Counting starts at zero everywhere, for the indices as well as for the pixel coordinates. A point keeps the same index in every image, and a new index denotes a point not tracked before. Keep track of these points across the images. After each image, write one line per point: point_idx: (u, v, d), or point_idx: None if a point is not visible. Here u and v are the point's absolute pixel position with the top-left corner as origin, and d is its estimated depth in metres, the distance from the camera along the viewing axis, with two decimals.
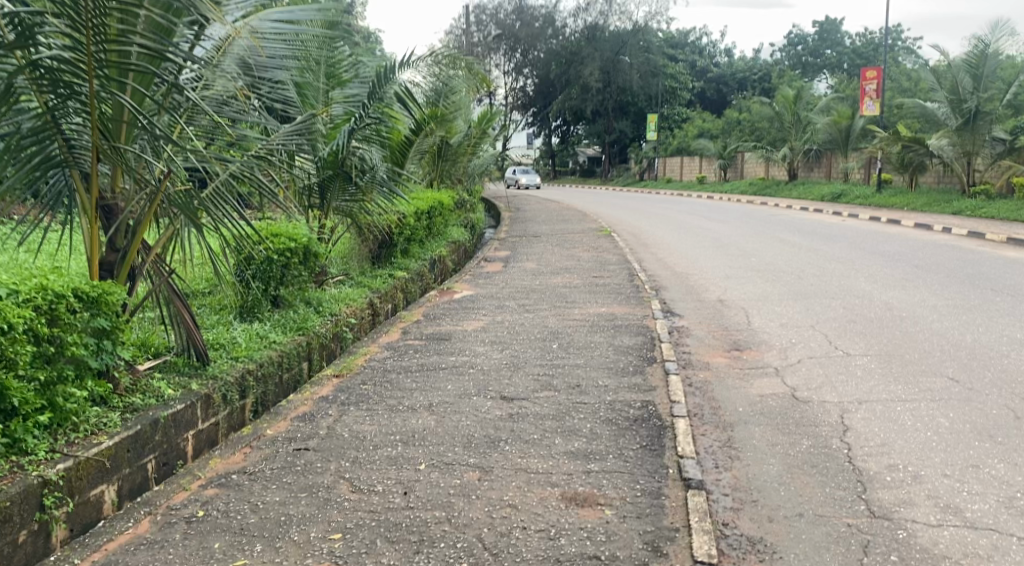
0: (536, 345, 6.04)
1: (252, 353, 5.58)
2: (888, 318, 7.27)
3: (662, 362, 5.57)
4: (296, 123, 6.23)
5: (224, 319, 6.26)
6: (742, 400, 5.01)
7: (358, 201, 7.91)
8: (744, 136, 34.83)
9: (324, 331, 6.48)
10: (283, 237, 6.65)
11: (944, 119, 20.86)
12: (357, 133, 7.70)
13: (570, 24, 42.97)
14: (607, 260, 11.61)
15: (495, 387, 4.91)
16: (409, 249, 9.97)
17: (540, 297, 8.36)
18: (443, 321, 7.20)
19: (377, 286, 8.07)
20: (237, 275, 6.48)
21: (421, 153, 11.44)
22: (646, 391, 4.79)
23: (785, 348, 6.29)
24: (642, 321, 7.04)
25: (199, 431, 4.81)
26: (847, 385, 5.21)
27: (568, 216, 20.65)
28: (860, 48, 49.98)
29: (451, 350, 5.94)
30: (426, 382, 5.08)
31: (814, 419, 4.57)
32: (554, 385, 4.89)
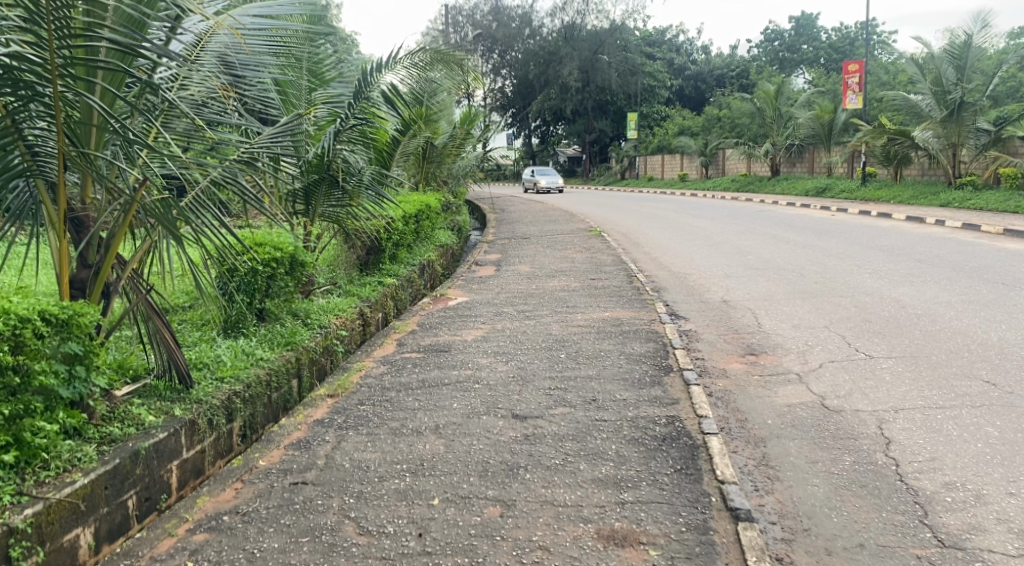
0: (543, 355, 5.66)
1: (237, 373, 5.21)
2: (904, 316, 6.97)
3: (679, 370, 5.23)
4: (282, 124, 5.83)
5: (207, 336, 5.87)
6: (769, 410, 4.67)
7: (345, 207, 7.48)
8: (725, 132, 34.64)
9: (314, 345, 6.08)
10: (267, 246, 6.25)
11: (927, 111, 20.62)
12: (341, 135, 7.31)
13: (548, 24, 42.64)
14: (602, 261, 11.26)
15: (505, 404, 4.53)
16: (397, 254, 9.57)
17: (539, 302, 8.00)
18: (440, 330, 6.81)
19: (366, 295, 7.69)
20: (220, 287, 6.08)
21: (406, 156, 11.03)
22: (668, 404, 4.43)
23: (803, 351, 5.97)
24: (650, 326, 6.69)
25: (184, 460, 4.43)
26: (879, 391, 4.90)
27: (555, 216, 20.29)
28: (837, 43, 50.02)
29: (453, 363, 5.56)
30: (429, 400, 4.70)
31: (851, 431, 4.24)
32: (569, 401, 4.53)
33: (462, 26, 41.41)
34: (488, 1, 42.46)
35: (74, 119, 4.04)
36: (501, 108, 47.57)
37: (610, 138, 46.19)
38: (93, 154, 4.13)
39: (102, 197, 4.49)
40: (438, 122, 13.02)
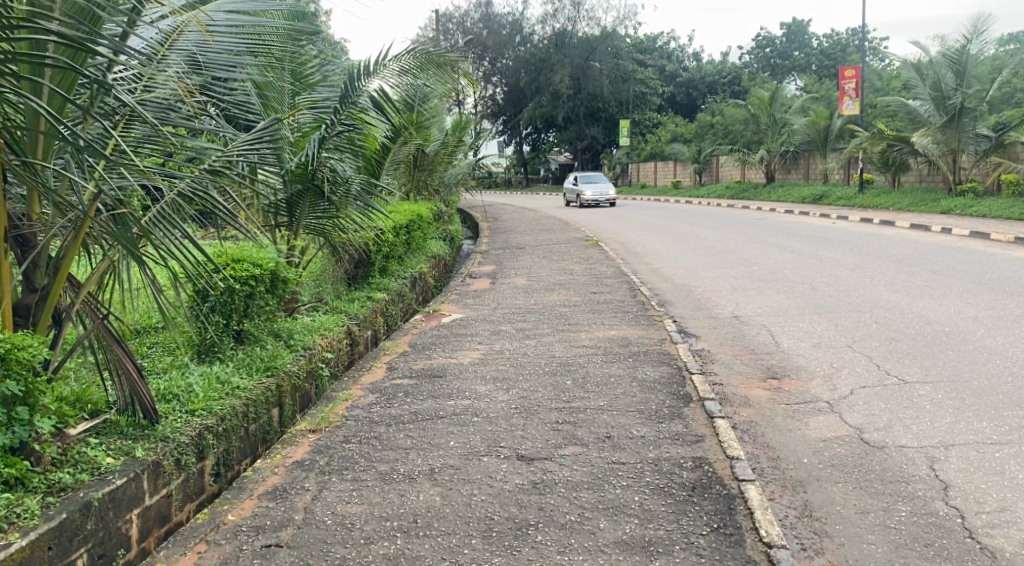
0: (547, 382, 5.14)
1: (209, 405, 4.70)
2: (933, 334, 6.50)
3: (700, 400, 4.73)
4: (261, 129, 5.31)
5: (179, 362, 5.38)
6: (804, 447, 4.20)
7: (331, 218, 6.92)
8: (719, 139, 34.22)
9: (296, 370, 5.58)
10: (245, 263, 5.72)
11: (927, 116, 20.20)
12: (326, 142, 6.84)
13: (539, 31, 42.15)
14: (602, 273, 10.76)
15: (508, 442, 4.02)
16: (388, 266, 9.09)
17: (539, 319, 7.50)
18: (434, 352, 6.29)
19: (354, 312, 7.18)
20: (192, 309, 5.57)
21: (396, 164, 10.55)
22: (693, 443, 3.94)
23: (830, 376, 5.50)
24: (661, 347, 6.19)
25: (146, 508, 3.92)
26: (921, 423, 4.42)
27: (551, 225, 19.86)
28: (828, 50, 49.69)
29: (450, 391, 5.05)
30: (424, 437, 4.18)
31: (901, 472, 3.77)
32: (580, 439, 4.03)
33: (452, 34, 40.96)
34: (478, 9, 41.93)
35: (14, 124, 3.52)
36: (492, 115, 47.08)
37: (602, 145, 45.76)
38: (39, 164, 3.62)
39: (50, 212, 3.97)
40: (430, 129, 12.54)
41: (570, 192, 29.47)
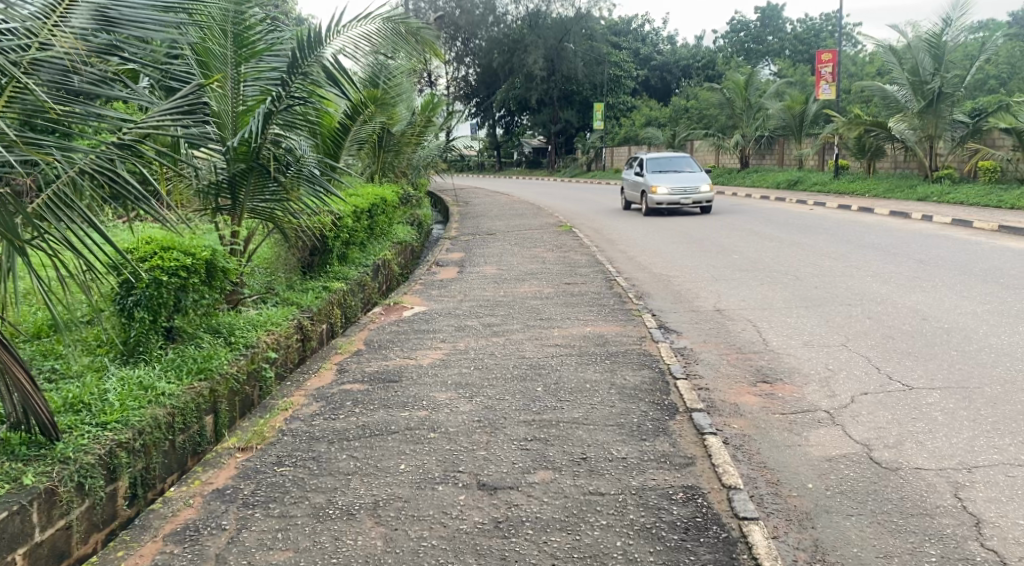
0: (515, 389, 4.57)
1: (125, 416, 4.08)
2: (931, 331, 6.04)
3: (687, 412, 4.18)
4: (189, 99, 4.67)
5: (97, 364, 4.75)
6: (807, 469, 3.67)
7: (280, 201, 6.23)
8: (693, 124, 33.77)
9: (234, 372, 4.96)
10: (174, 253, 5.06)
11: (904, 102, 19.79)
12: (274, 117, 6.14)
13: (512, 12, 41.11)
14: (576, 262, 10.19)
15: (468, 467, 3.44)
16: (347, 254, 8.46)
17: (508, 313, 6.93)
18: (391, 351, 5.68)
19: (307, 304, 6.54)
20: (116, 303, 4.95)
21: (357, 144, 9.92)
22: (682, 468, 3.39)
23: (827, 380, 4.99)
24: (641, 347, 5.64)
25: (37, 545, 3.33)
26: (937, 440, 3.90)
27: (522, 210, 19.22)
28: (802, 35, 49.19)
29: (405, 400, 4.45)
30: (371, 458, 3.60)
31: (921, 500, 3.28)
32: (552, 461, 3.47)
33: (423, 13, 39.92)
34: None
35: None
36: (464, 97, 46.21)
37: (576, 129, 45.10)
38: None
39: None
40: (396, 108, 11.88)
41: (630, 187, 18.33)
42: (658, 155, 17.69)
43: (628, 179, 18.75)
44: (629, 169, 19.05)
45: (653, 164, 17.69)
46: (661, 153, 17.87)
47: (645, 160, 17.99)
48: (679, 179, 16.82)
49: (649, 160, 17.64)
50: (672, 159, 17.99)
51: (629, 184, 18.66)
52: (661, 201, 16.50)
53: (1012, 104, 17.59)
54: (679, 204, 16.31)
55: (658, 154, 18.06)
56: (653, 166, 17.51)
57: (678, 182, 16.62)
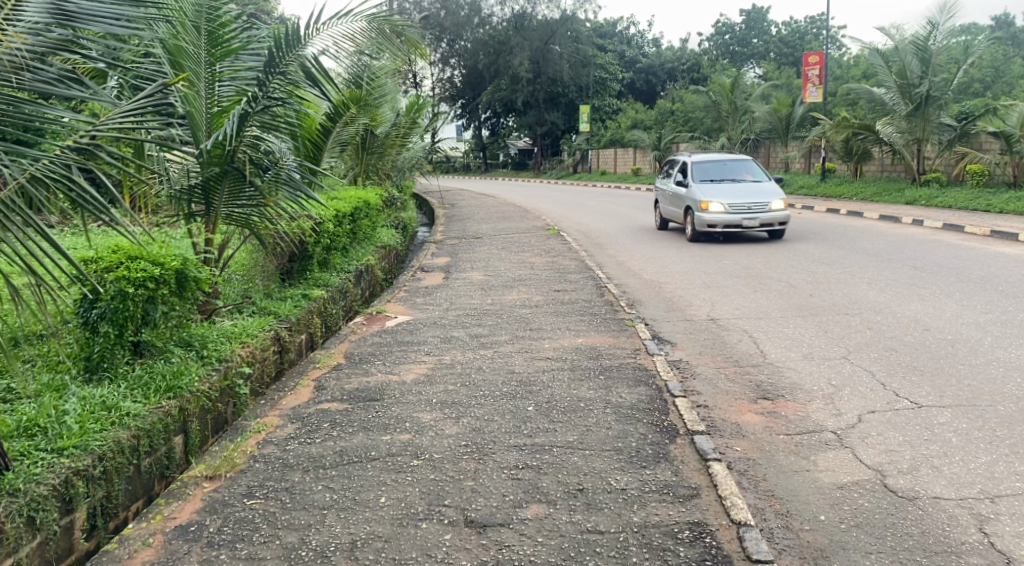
0: (504, 409, 4.29)
1: (85, 440, 3.78)
2: (936, 343, 5.82)
3: (688, 435, 3.92)
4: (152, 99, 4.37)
5: (57, 382, 4.44)
6: (818, 498, 3.42)
7: (256, 206, 5.95)
8: (680, 127, 33.55)
9: (205, 389, 4.65)
10: (141, 263, 4.74)
11: (892, 105, 19.47)
12: (250, 119, 5.84)
13: (497, 12, 40.73)
14: (565, 268, 9.93)
15: (454, 500, 3.19)
16: (329, 260, 8.16)
17: (496, 323, 6.66)
18: (372, 366, 5.39)
19: (285, 313, 6.25)
20: (80, 316, 4.63)
21: (339, 146, 9.62)
22: (686, 501, 3.15)
23: (832, 397, 4.75)
24: (635, 361, 5.37)
25: None
26: (954, 464, 3.68)
27: (509, 213, 18.94)
28: (786, 38, 49.19)
29: (386, 422, 4.17)
30: (351, 490, 3.33)
31: (945, 535, 3.07)
32: (546, 493, 3.21)
33: None
34: None
35: None
36: (449, 99, 45.85)
37: (562, 131, 44.79)
38: None
39: None
40: (380, 109, 11.57)
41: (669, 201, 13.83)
42: (704, 157, 13.25)
43: (663, 189, 14.29)
44: (667, 175, 14.52)
45: (700, 170, 13.18)
46: (707, 155, 13.45)
47: (684, 165, 13.68)
48: (738, 191, 12.35)
49: (693, 165, 13.22)
50: (730, 161, 13.31)
51: (662, 195, 14.38)
52: (713, 222, 12.10)
53: (999, 108, 17.50)
54: (742, 228, 11.88)
55: (702, 156, 13.66)
56: (697, 175, 13.12)
57: (737, 196, 12.16)
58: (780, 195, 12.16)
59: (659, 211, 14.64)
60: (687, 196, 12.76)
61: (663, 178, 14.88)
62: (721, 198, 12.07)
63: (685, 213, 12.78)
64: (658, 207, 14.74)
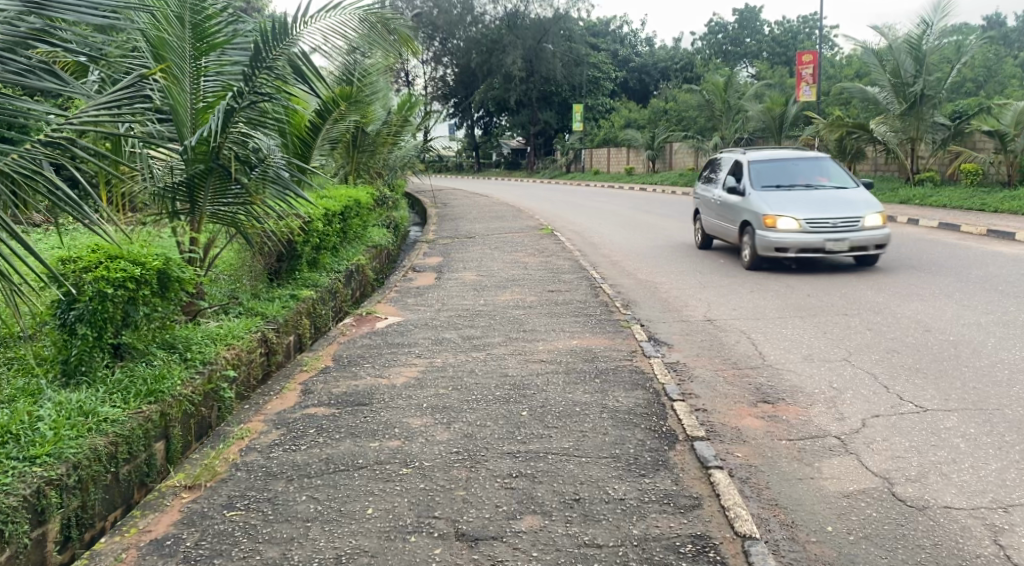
0: (497, 414, 4.15)
1: (58, 448, 3.61)
2: (940, 345, 5.69)
3: (688, 442, 3.78)
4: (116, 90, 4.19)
5: (33, 387, 4.27)
6: (824, 507, 3.29)
7: (243, 205, 5.79)
8: (673, 126, 33.47)
9: (188, 393, 4.49)
10: (121, 262, 4.56)
11: (885, 104, 19.17)
12: (237, 116, 5.67)
13: (490, 11, 40.57)
14: (559, 268, 9.79)
15: (445, 511, 3.04)
16: (318, 259, 8.00)
17: (489, 324, 6.51)
18: (361, 369, 5.24)
19: (273, 314, 6.10)
20: (57, 318, 4.46)
21: (329, 144, 9.46)
22: (688, 512, 3.02)
23: (834, 400, 4.62)
24: (631, 364, 5.22)
25: None
26: (964, 472, 3.54)
27: (502, 212, 18.79)
28: (779, 38, 49.28)
29: (374, 427, 4.02)
30: (337, 500, 3.18)
31: (959, 547, 2.93)
32: (541, 503, 3.07)
33: None
34: None
35: None
36: (442, 98, 45.66)
37: (555, 130, 44.62)
38: None
39: None
40: (371, 106, 11.41)
41: (716, 213, 10.60)
42: (762, 155, 9.98)
43: (707, 197, 11.10)
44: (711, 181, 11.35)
45: (759, 170, 9.87)
46: (766, 151, 10.16)
47: (733, 166, 10.47)
48: (814, 199, 9.08)
49: (749, 164, 9.93)
50: (802, 158, 9.95)
51: (705, 204, 11.18)
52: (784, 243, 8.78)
53: (994, 107, 17.46)
54: (825, 251, 8.52)
55: (763, 152, 10.26)
56: (759, 176, 9.73)
57: (815, 206, 8.89)
58: (875, 205, 8.86)
59: (701, 223, 11.41)
60: (746, 206, 9.42)
61: (702, 183, 11.74)
62: (793, 210, 8.80)
63: (754, 227, 9.15)
64: (700, 220, 11.54)
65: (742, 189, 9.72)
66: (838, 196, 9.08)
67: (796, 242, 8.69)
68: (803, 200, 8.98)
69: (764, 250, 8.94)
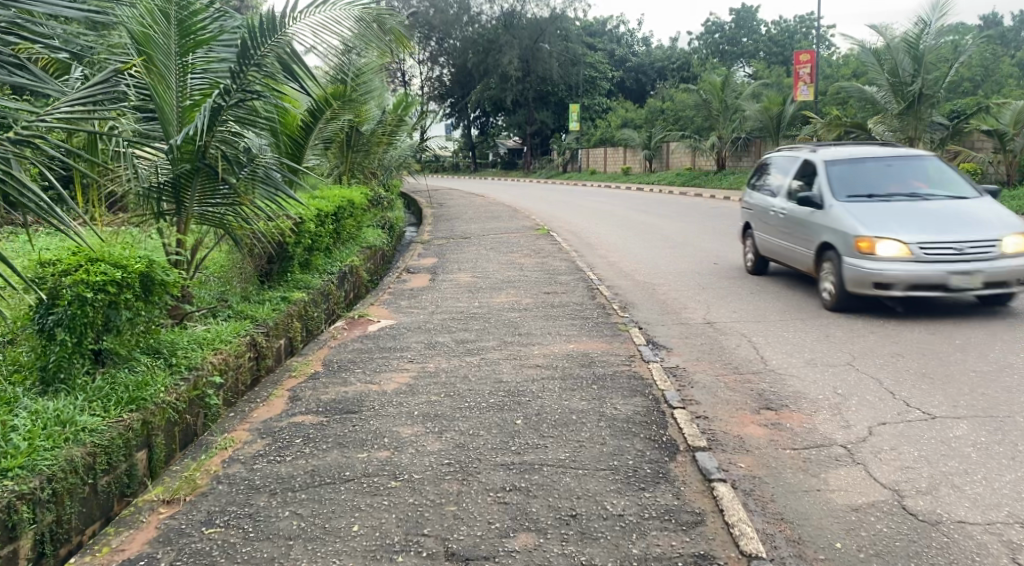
0: (490, 423, 4.00)
1: (32, 460, 3.46)
2: (946, 349, 5.53)
3: (689, 452, 3.64)
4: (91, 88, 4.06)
5: (9, 395, 4.10)
6: (833, 522, 3.14)
7: (231, 206, 5.63)
8: (670, 126, 33.33)
9: (171, 401, 4.33)
10: (102, 265, 4.39)
11: (884, 104, 18.83)
12: (224, 114, 5.50)
13: (487, 11, 40.40)
14: (555, 269, 9.64)
15: (435, 529, 2.90)
16: (310, 261, 7.84)
17: (484, 327, 6.36)
18: (352, 375, 5.08)
19: (262, 317, 5.92)
20: (35, 322, 4.28)
21: (322, 143, 9.31)
22: (689, 529, 2.87)
23: (840, 407, 4.47)
24: (630, 369, 5.06)
25: None
26: (977, 484, 3.40)
27: (498, 212, 18.63)
28: (776, 37, 49.06)
29: (363, 437, 3.86)
30: (321, 517, 3.02)
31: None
32: (535, 521, 2.93)
33: None
34: None
35: None
36: (438, 98, 45.50)
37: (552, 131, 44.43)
38: None
39: None
40: (365, 105, 11.25)
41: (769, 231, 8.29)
42: (841, 157, 7.40)
43: (757, 207, 8.78)
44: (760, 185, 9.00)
45: (840, 171, 7.31)
46: (844, 151, 7.60)
47: (802, 167, 7.87)
48: (931, 212, 6.45)
49: (826, 169, 7.35)
50: (901, 159, 7.33)
51: (752, 219, 8.88)
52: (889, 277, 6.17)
53: (993, 107, 17.41)
54: (946, 290, 6.05)
55: (844, 152, 7.61)
56: (843, 188, 7.10)
57: (932, 224, 6.29)
58: (1012, 223, 6.30)
59: (752, 243, 8.93)
60: (828, 226, 6.83)
61: (754, 188, 9.19)
62: (897, 229, 6.25)
63: (839, 251, 6.63)
64: (747, 237, 9.16)
65: (818, 200, 7.13)
66: (961, 211, 6.49)
67: (910, 278, 6.08)
68: (907, 216, 6.44)
69: (850, 287, 6.47)
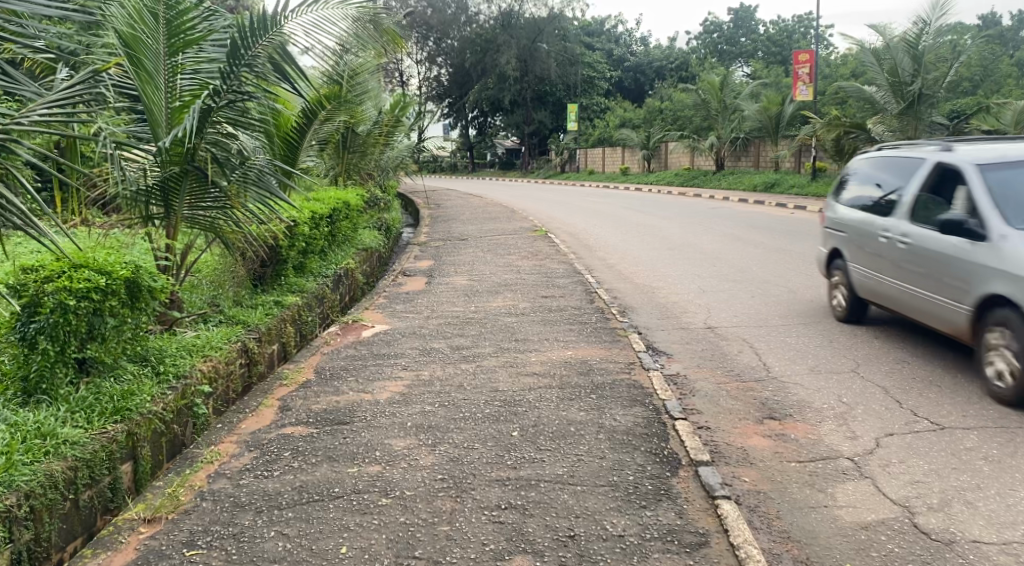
0: (485, 435, 3.87)
1: (10, 475, 3.32)
2: (953, 356, 5.40)
3: (692, 467, 3.52)
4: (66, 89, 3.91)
5: None
6: (841, 541, 3.02)
7: (223, 209, 5.49)
8: (669, 126, 33.22)
9: (157, 411, 4.19)
10: (85, 272, 4.25)
11: (882, 103, 18.77)
12: (215, 115, 5.36)
13: (484, 11, 40.62)
14: (553, 272, 9.51)
15: (427, 552, 2.79)
16: (305, 264, 7.71)
17: (480, 333, 6.23)
18: (344, 383, 4.95)
19: (255, 322, 5.78)
20: (16, 331, 4.13)
21: (317, 143, 9.18)
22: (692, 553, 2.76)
23: (846, 418, 4.34)
24: (630, 377, 4.93)
25: None
26: (990, 500, 3.28)
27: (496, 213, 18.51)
28: (774, 37, 48.54)
29: (354, 450, 3.74)
30: (309, 537, 2.91)
31: None
32: (531, 543, 2.82)
33: None
34: None
35: None
36: (436, 98, 45.39)
37: (550, 131, 44.32)
38: None
39: None
40: (361, 106, 11.11)
41: (869, 261, 5.96)
42: (999, 159, 5.02)
43: (849, 222, 6.40)
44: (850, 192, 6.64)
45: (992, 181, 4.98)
46: (1001, 149, 5.17)
47: (929, 172, 5.48)
48: None
49: (979, 178, 4.96)
50: None
51: (842, 245, 6.50)
52: None
53: (993, 107, 17.45)
54: None
55: (994, 148, 5.25)
56: (1016, 209, 4.69)
57: None
58: None
59: (843, 279, 6.51)
60: (996, 270, 4.47)
61: (841, 200, 6.79)
62: None
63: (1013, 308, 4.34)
64: (832, 270, 6.74)
65: (975, 223, 4.77)
66: None
67: None
68: None
69: None
